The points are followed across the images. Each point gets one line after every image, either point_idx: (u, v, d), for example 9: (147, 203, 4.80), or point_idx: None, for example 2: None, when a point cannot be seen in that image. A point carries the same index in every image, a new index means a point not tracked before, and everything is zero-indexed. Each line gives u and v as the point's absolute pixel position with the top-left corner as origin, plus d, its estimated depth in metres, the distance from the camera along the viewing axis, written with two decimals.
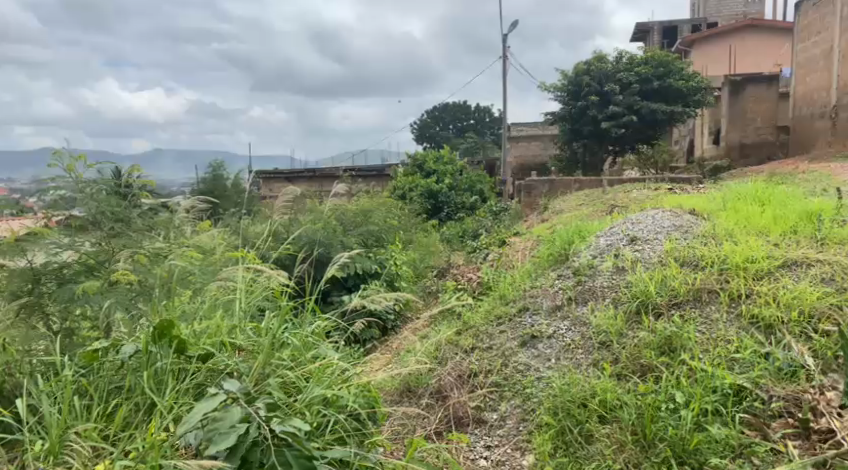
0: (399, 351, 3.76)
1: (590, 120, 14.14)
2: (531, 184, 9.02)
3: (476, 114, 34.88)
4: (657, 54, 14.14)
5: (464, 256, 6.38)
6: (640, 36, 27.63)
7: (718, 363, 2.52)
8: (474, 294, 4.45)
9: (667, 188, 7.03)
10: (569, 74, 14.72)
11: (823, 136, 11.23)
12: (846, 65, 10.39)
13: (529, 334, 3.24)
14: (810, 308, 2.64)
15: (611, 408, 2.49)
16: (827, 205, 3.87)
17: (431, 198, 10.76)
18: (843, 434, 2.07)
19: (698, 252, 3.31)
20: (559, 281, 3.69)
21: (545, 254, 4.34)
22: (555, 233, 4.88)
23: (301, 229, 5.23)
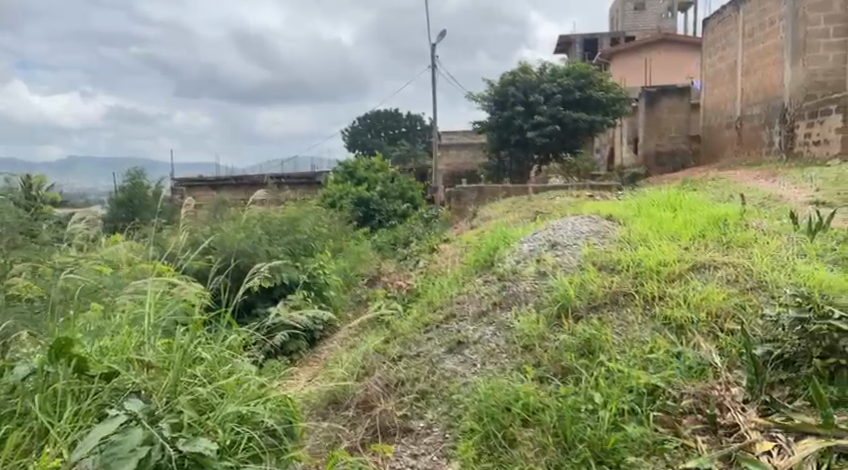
0: (325, 363, 3.73)
1: (517, 129, 14.49)
2: (461, 191, 9.29)
3: (408, 121, 35.21)
4: (578, 66, 14.70)
5: (395, 263, 6.41)
6: (563, 48, 28.70)
7: (634, 364, 2.62)
8: (403, 301, 4.46)
9: (587, 194, 7.31)
10: (495, 84, 15.03)
11: (730, 145, 11.89)
12: (748, 79, 11.02)
13: (456, 340, 3.29)
14: (716, 308, 2.80)
15: (534, 411, 2.54)
16: (732, 211, 4.11)
17: (362, 205, 10.77)
18: (745, 428, 2.19)
19: (614, 257, 3.45)
20: (484, 287, 3.77)
21: (471, 261, 4.43)
22: (482, 240, 4.98)
23: (222, 236, 5.06)
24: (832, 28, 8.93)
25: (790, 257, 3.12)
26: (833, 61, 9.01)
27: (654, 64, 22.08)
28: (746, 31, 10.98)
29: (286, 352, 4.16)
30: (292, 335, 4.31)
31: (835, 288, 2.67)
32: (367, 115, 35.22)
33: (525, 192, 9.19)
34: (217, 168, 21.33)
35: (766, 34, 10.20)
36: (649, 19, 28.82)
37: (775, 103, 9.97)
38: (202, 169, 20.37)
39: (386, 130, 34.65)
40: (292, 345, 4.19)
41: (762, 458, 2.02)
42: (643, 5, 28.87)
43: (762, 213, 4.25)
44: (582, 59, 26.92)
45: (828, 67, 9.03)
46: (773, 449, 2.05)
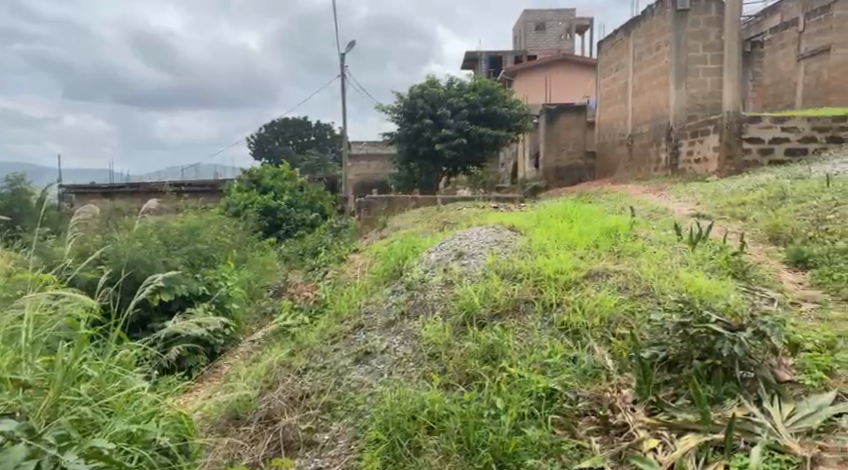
0: (226, 378, 3.61)
1: (426, 141, 14.75)
2: (371, 201, 9.38)
3: (317, 130, 35.11)
4: (484, 81, 15.17)
5: (303, 274, 6.31)
6: (470, 64, 29.70)
7: (533, 368, 2.72)
8: (310, 313, 4.41)
9: (492, 205, 7.52)
10: (404, 97, 15.24)
11: (623, 161, 12.72)
12: (638, 100, 11.77)
13: (363, 350, 3.28)
14: (609, 314, 2.96)
15: (439, 418, 2.57)
16: (623, 222, 4.40)
17: (268, 215, 10.51)
18: (634, 427, 2.33)
19: (516, 266, 3.57)
20: (392, 296, 3.79)
21: (380, 271, 4.44)
22: (391, 249, 5.02)
23: (116, 246, 4.78)
24: (708, 55, 9.96)
25: (674, 266, 3.36)
26: (710, 85, 10.05)
27: (554, 83, 23.28)
28: (635, 53, 11.77)
29: (183, 368, 3.99)
30: (191, 349, 4.17)
31: (712, 293, 2.92)
32: (275, 123, 34.75)
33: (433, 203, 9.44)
34: (112, 176, 20.16)
35: (653, 59, 10.95)
36: (549, 40, 30.35)
37: (662, 123, 10.72)
38: (95, 176, 19.21)
39: (295, 138, 34.30)
40: (189, 361, 4.03)
41: (648, 455, 2.18)
42: (544, 26, 30.33)
43: (649, 224, 4.59)
44: (488, 76, 27.97)
45: (707, 90, 10.04)
46: (658, 446, 2.22)
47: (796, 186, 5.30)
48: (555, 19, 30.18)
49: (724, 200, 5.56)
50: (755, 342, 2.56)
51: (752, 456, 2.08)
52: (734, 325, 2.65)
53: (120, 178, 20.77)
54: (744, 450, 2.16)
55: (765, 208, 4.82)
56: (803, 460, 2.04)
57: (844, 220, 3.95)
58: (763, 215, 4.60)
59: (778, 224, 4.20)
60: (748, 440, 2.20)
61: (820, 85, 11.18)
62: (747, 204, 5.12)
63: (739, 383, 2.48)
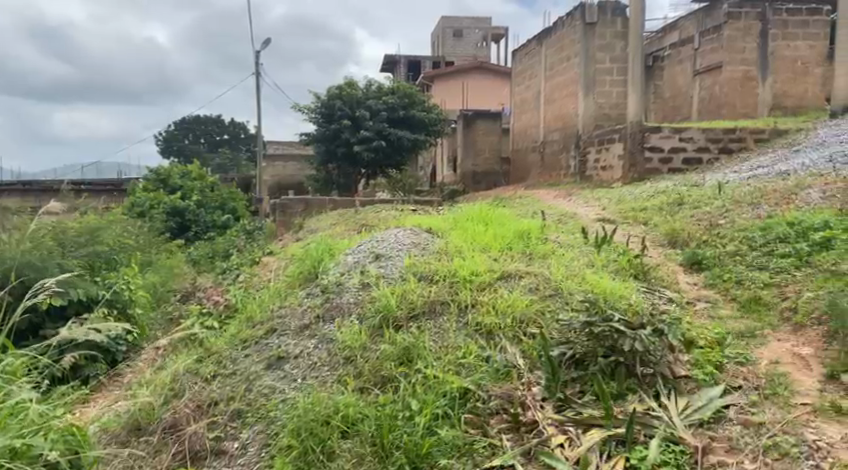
0: (127, 388, 3.45)
1: (344, 142, 14.72)
2: (287, 202, 9.23)
3: (231, 129, 34.40)
4: (403, 86, 15.27)
5: (212, 278, 6.07)
6: (388, 68, 29.92)
7: (448, 369, 2.74)
8: (220, 318, 4.24)
9: (410, 208, 7.58)
10: (322, 98, 15.14)
11: (535, 167, 13.16)
12: (549, 108, 12.25)
13: (276, 355, 3.20)
14: (521, 314, 3.05)
15: (353, 422, 2.54)
16: (534, 225, 4.56)
17: (176, 216, 10.03)
18: (542, 424, 2.41)
19: (432, 267, 3.60)
20: (306, 300, 3.73)
21: (295, 274, 4.35)
22: (307, 251, 4.94)
23: (1, 247, 4.49)
24: (615, 68, 10.57)
25: (580, 267, 3.51)
26: (615, 96, 10.66)
27: (471, 89, 23.96)
28: (547, 64, 12.27)
29: (80, 377, 3.83)
30: (89, 357, 4.00)
31: (616, 294, 3.07)
32: (184, 119, 33.87)
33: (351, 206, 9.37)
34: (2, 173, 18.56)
35: (563, 69, 11.45)
36: (466, 47, 31.05)
37: (571, 132, 11.24)
38: None
39: (206, 136, 33.57)
40: (87, 370, 3.87)
41: (556, 450, 2.26)
42: (461, 33, 30.99)
43: (559, 228, 4.81)
44: (407, 80, 28.34)
45: (612, 101, 10.63)
46: (564, 442, 2.31)
47: (691, 192, 5.68)
48: (472, 27, 30.93)
49: (626, 205, 5.88)
50: (654, 339, 2.72)
51: (651, 448, 2.20)
52: (635, 323, 2.80)
53: (19, 176, 19.36)
54: (644, 442, 2.27)
55: (665, 213, 5.14)
56: (695, 449, 2.18)
57: (733, 224, 4.29)
58: (662, 219, 4.90)
59: (676, 228, 4.48)
60: (648, 433, 2.32)
61: (714, 100, 11.86)
62: (648, 209, 5.45)
63: (639, 378, 2.62)
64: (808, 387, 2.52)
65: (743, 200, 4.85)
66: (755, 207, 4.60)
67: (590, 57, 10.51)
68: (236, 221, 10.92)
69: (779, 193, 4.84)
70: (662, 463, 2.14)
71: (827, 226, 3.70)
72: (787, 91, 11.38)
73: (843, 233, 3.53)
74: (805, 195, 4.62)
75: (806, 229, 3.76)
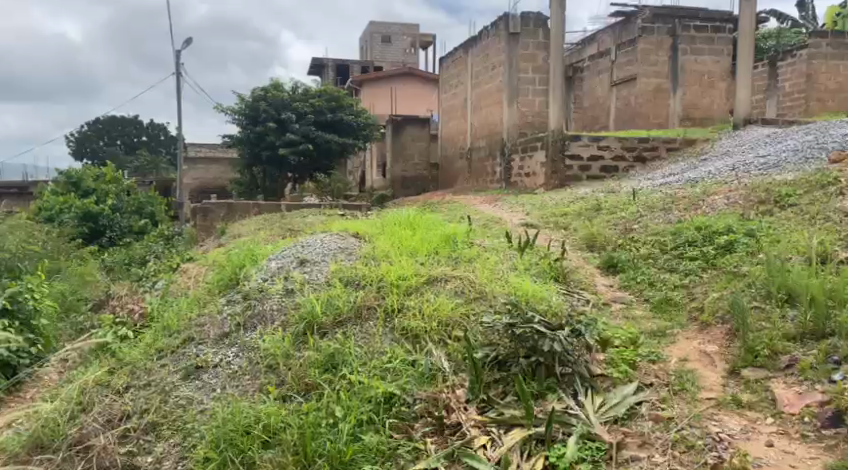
0: (31, 404, 3.28)
1: (268, 145, 14.47)
2: (207, 207, 9.05)
3: (149, 130, 33.36)
4: (329, 89, 15.24)
5: (128, 286, 5.68)
6: (316, 70, 29.62)
7: (373, 375, 2.73)
8: (135, 328, 4.06)
9: (336, 213, 7.55)
10: (247, 98, 14.76)
11: (462, 175, 13.41)
12: (476, 115, 12.49)
13: (194, 365, 3.10)
14: (446, 318, 3.08)
15: (275, 431, 2.47)
16: (461, 230, 4.64)
17: (89, 221, 9.55)
18: (466, 426, 2.46)
19: (359, 272, 3.60)
20: (227, 307, 3.63)
21: (215, 280, 4.23)
22: (228, 258, 4.80)
23: None
24: (537, 77, 10.90)
25: (505, 271, 3.60)
26: (538, 106, 11.00)
27: (399, 96, 24.20)
28: (473, 73, 12.51)
29: None
30: None
31: (537, 296, 3.17)
32: (97, 120, 32.35)
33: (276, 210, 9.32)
34: None
35: (488, 78, 11.71)
36: (394, 53, 31.22)
37: (496, 138, 11.46)
38: None
39: (123, 137, 32.39)
40: None
41: (479, 452, 2.30)
42: (389, 39, 31.17)
43: (484, 233, 4.93)
44: (336, 84, 28.22)
45: (536, 110, 10.97)
46: (487, 443, 2.35)
47: (608, 199, 5.92)
48: (400, 33, 31.17)
49: (550, 210, 6.05)
50: (572, 339, 2.83)
51: (569, 445, 2.28)
52: (554, 324, 2.90)
53: None
54: (562, 440, 2.35)
55: (584, 218, 5.34)
56: (609, 445, 2.28)
57: (646, 229, 4.51)
58: (581, 224, 5.09)
59: (594, 233, 4.64)
60: (565, 431, 2.39)
61: (628, 111, 12.58)
62: (569, 214, 5.64)
63: (558, 378, 2.69)
64: (713, 383, 2.67)
65: (656, 206, 5.13)
66: (666, 213, 4.86)
67: (513, 66, 10.77)
68: (153, 227, 10.61)
69: (687, 199, 5.13)
70: (579, 460, 2.21)
71: (731, 230, 3.95)
72: (697, 103, 11.95)
73: (744, 236, 3.79)
74: (711, 201, 4.91)
75: (712, 232, 3.98)
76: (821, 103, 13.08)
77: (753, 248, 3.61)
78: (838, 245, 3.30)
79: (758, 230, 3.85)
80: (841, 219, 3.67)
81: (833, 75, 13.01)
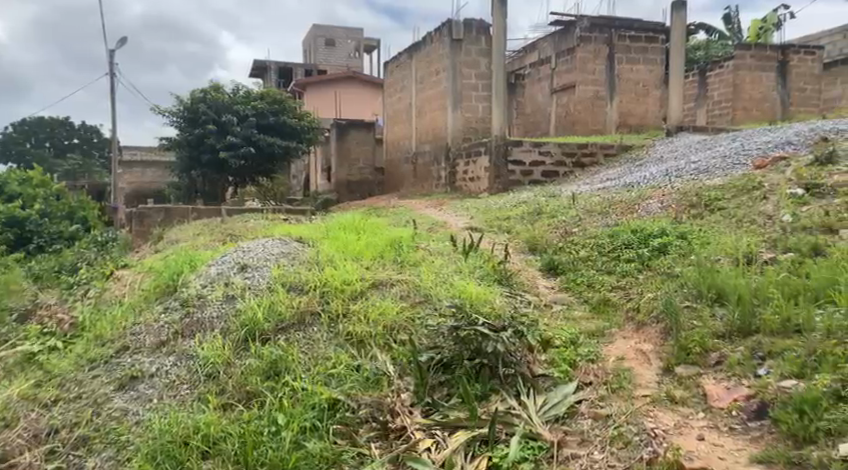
0: None
1: (209, 148, 14.19)
2: (145, 212, 8.92)
3: (81, 132, 32.14)
4: (272, 92, 15.09)
5: (56, 294, 5.35)
6: (258, 72, 29.24)
7: (317, 381, 2.70)
8: (64, 338, 3.89)
9: (278, 217, 7.45)
10: (184, 100, 14.42)
11: (409, 178, 13.40)
12: (420, 120, 12.58)
13: (129, 375, 3.00)
14: (391, 321, 3.09)
15: (214, 441, 2.39)
16: (406, 234, 4.68)
17: (13, 227, 9.07)
18: (411, 429, 2.46)
19: (302, 277, 3.56)
20: (164, 315, 3.52)
21: (151, 287, 4.10)
22: (165, 264, 4.66)
23: None
24: (480, 84, 11.12)
25: (450, 274, 3.63)
26: (481, 111, 11.24)
27: (343, 99, 24.13)
28: (418, 77, 12.56)
29: None
30: None
31: (481, 298, 3.21)
32: (23, 121, 30.83)
33: (215, 214, 9.34)
34: None
35: (431, 83, 11.84)
36: (338, 56, 31.05)
37: (441, 144, 11.53)
38: None
39: (52, 139, 31.00)
40: None
41: (423, 454, 2.31)
42: (333, 43, 31.00)
43: (429, 237, 4.98)
44: (278, 87, 27.97)
45: (479, 116, 11.19)
46: (431, 445, 2.36)
47: (548, 203, 6.06)
48: (344, 37, 31.14)
49: (493, 214, 6.16)
50: (514, 340, 2.88)
51: (511, 446, 2.32)
52: (498, 325, 2.94)
53: None
54: (505, 441, 2.38)
55: (526, 222, 5.45)
56: (550, 444, 2.33)
57: (585, 232, 4.65)
58: (522, 228, 5.21)
59: (535, 237, 4.75)
60: (508, 431, 2.43)
61: (568, 116, 12.85)
62: (512, 218, 5.74)
63: (502, 379, 2.73)
64: (648, 380, 2.77)
65: (595, 210, 5.29)
66: (603, 216, 5.03)
67: (457, 71, 10.91)
68: (85, 232, 10.20)
69: (623, 204, 5.32)
70: (521, 460, 2.25)
71: (664, 232, 4.12)
72: (632, 110, 12.60)
73: (677, 239, 3.96)
74: (645, 205, 5.12)
75: (647, 235, 4.15)
76: (746, 111, 13.80)
77: (685, 250, 3.78)
78: (761, 247, 3.50)
79: (689, 233, 4.02)
80: (764, 222, 3.89)
81: (757, 85, 13.74)
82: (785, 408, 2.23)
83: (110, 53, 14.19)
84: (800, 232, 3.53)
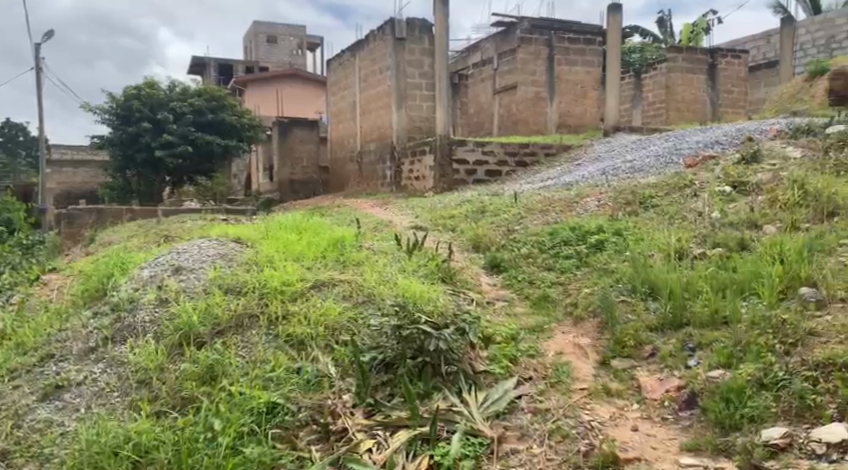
0: None
1: (143, 146, 13.80)
2: (73, 212, 8.82)
3: (5, 130, 30.89)
4: (210, 88, 14.86)
5: None
6: (197, 69, 28.68)
7: (255, 385, 2.65)
8: None
9: (217, 218, 7.32)
10: (117, 97, 14.05)
11: (353, 176, 13.33)
12: (364, 119, 12.57)
13: (54, 384, 2.90)
14: (333, 323, 3.08)
15: (145, 451, 2.31)
16: (349, 234, 4.66)
17: None
18: (352, 431, 2.45)
19: (240, 279, 3.51)
20: (94, 321, 3.42)
21: (79, 291, 3.97)
22: (95, 267, 4.51)
23: None
24: (423, 83, 11.15)
25: (393, 273, 3.65)
26: (426, 110, 11.27)
27: (284, 96, 23.98)
28: (361, 75, 12.52)
29: None
30: None
31: (423, 296, 3.24)
32: None
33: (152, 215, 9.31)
34: None
35: (375, 82, 11.82)
36: (280, 54, 30.72)
37: (385, 143, 11.55)
38: None
39: None
40: None
41: (364, 456, 2.29)
42: (275, 39, 30.66)
43: (373, 236, 4.98)
44: (217, 84, 27.56)
45: (423, 115, 11.24)
46: (373, 446, 2.35)
47: (492, 202, 6.14)
48: (288, 34, 30.75)
49: (438, 213, 6.19)
50: (456, 338, 2.89)
51: (452, 443, 2.33)
52: (440, 324, 2.96)
53: None
54: (446, 438, 2.39)
55: (471, 221, 5.49)
56: (491, 440, 2.36)
57: (526, 229, 4.73)
58: (467, 226, 5.25)
59: (478, 235, 4.79)
60: (450, 429, 2.44)
61: (511, 117, 13.03)
62: (456, 216, 5.79)
63: (444, 377, 2.74)
64: (585, 374, 2.85)
65: (535, 208, 5.40)
66: (544, 215, 5.13)
67: (399, 71, 10.94)
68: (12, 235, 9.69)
69: (562, 202, 5.43)
70: (462, 456, 2.26)
71: (601, 229, 4.23)
72: (571, 111, 13.00)
73: (613, 236, 4.08)
74: (584, 203, 5.24)
75: (584, 232, 4.25)
76: (679, 112, 14.27)
77: (620, 247, 3.91)
78: (692, 242, 3.64)
79: (624, 229, 4.16)
80: (694, 218, 4.06)
81: (690, 87, 14.21)
82: (712, 397, 2.32)
83: (37, 48, 13.62)
84: (728, 227, 3.70)
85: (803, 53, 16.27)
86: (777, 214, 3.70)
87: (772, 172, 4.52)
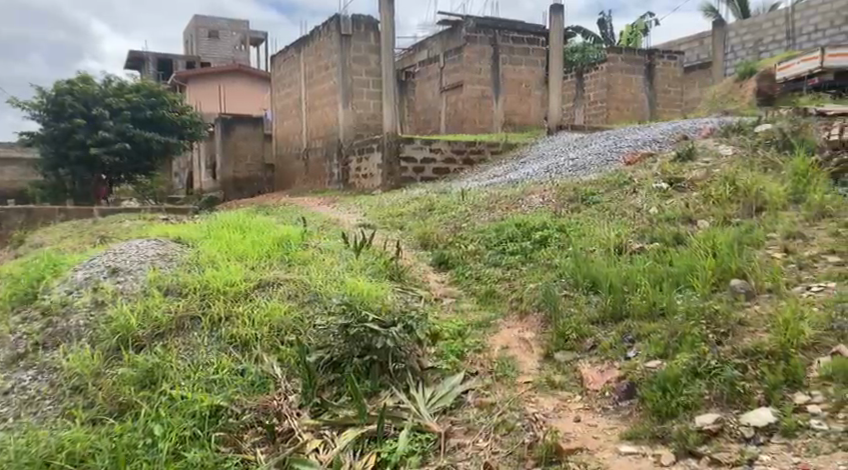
0: None
1: (78, 144, 13.24)
2: (5, 212, 8.44)
3: None
4: (148, 83, 14.36)
5: None
6: (134, 64, 27.72)
7: (197, 388, 2.60)
8: None
9: (156, 217, 7.11)
10: (47, 91, 13.38)
11: (300, 175, 13.19)
12: (311, 116, 12.41)
13: None
14: (279, 322, 3.04)
15: (80, 459, 2.23)
16: (294, 233, 4.60)
17: None
18: (298, 431, 2.43)
19: (180, 280, 3.43)
20: (23, 326, 3.29)
21: (5, 295, 3.79)
22: (24, 270, 4.32)
23: None
24: (371, 80, 11.09)
25: (341, 273, 3.63)
26: (372, 107, 11.21)
27: (227, 94, 23.55)
28: (307, 71, 12.37)
29: None
30: None
31: (371, 295, 3.24)
32: None
33: (86, 214, 8.97)
34: None
35: (322, 78, 11.69)
36: (223, 49, 30.05)
37: (332, 141, 11.47)
38: None
39: None
40: None
41: (311, 456, 2.28)
42: (217, 35, 29.95)
43: (320, 234, 4.93)
44: (157, 79, 26.72)
45: (370, 112, 11.19)
46: (319, 446, 2.34)
47: (439, 199, 6.17)
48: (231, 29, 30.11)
49: (386, 212, 6.17)
50: (403, 335, 2.89)
51: (399, 440, 2.35)
52: (387, 321, 2.96)
53: None
54: (393, 435, 2.41)
55: (417, 219, 5.51)
56: (437, 435, 2.38)
57: (472, 227, 4.79)
58: (414, 224, 5.26)
59: (426, 233, 4.82)
60: (396, 425, 2.46)
61: (457, 115, 13.10)
62: (404, 214, 5.81)
63: (391, 374, 2.76)
64: (530, 367, 2.91)
65: (480, 205, 5.48)
66: (489, 212, 5.21)
67: (345, 68, 10.85)
68: None
69: (507, 199, 5.50)
70: (409, 453, 2.28)
71: (545, 226, 4.32)
72: (516, 109, 13.17)
73: (556, 232, 4.17)
74: (528, 200, 5.33)
75: (529, 229, 4.32)
76: (619, 112, 14.71)
77: (563, 243, 4.00)
78: (631, 237, 3.77)
79: (565, 226, 4.25)
80: (633, 214, 4.19)
81: (629, 86, 14.68)
82: (650, 387, 2.40)
83: None
84: (664, 223, 3.84)
85: (733, 55, 17.02)
86: (708, 210, 3.86)
87: (704, 170, 4.73)
